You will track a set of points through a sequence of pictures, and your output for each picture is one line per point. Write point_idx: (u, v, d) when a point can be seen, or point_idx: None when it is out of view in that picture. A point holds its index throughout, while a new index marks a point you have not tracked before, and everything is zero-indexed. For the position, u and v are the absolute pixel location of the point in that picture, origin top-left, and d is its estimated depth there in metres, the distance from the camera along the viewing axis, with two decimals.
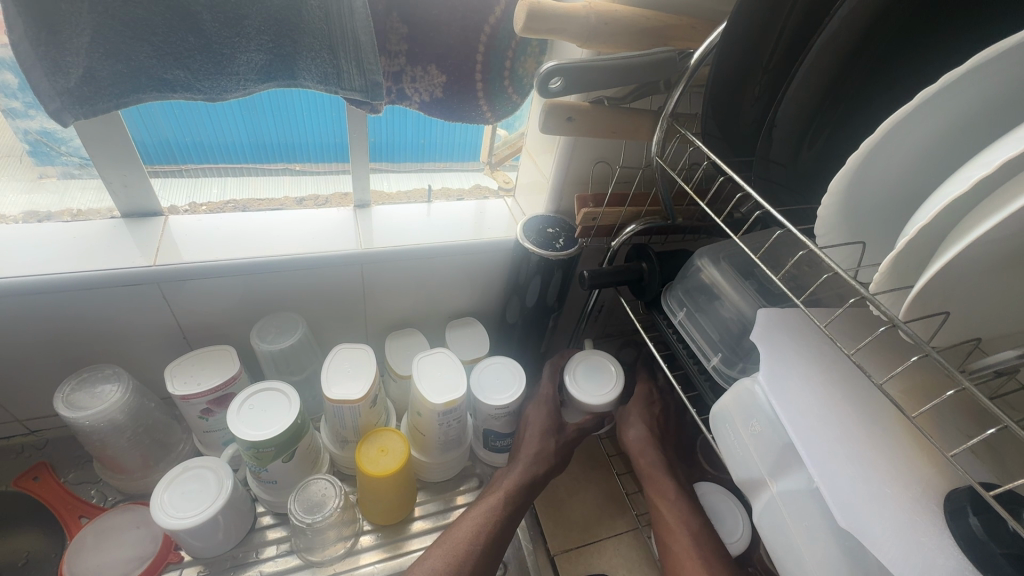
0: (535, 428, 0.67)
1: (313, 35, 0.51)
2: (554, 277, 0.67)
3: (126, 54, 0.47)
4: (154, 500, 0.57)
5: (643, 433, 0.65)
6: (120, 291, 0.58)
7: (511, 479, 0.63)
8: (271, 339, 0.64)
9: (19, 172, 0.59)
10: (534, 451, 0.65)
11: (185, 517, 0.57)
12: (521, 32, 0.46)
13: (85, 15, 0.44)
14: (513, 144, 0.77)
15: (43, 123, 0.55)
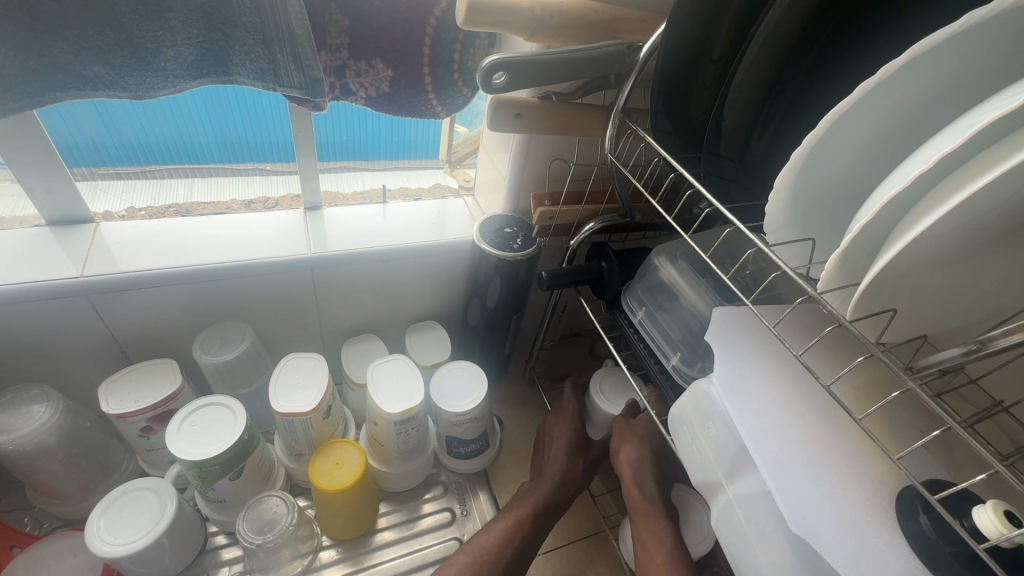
0: (559, 445, 0.66)
1: (245, 28, 0.48)
2: (513, 277, 0.65)
3: (38, 50, 0.43)
4: (90, 526, 0.54)
5: (644, 456, 0.57)
6: (45, 304, 0.54)
7: (535, 496, 0.61)
8: (216, 351, 0.60)
9: None
10: (559, 469, 0.64)
11: (123, 544, 0.53)
12: (462, 25, 0.44)
13: None
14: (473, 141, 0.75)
15: None
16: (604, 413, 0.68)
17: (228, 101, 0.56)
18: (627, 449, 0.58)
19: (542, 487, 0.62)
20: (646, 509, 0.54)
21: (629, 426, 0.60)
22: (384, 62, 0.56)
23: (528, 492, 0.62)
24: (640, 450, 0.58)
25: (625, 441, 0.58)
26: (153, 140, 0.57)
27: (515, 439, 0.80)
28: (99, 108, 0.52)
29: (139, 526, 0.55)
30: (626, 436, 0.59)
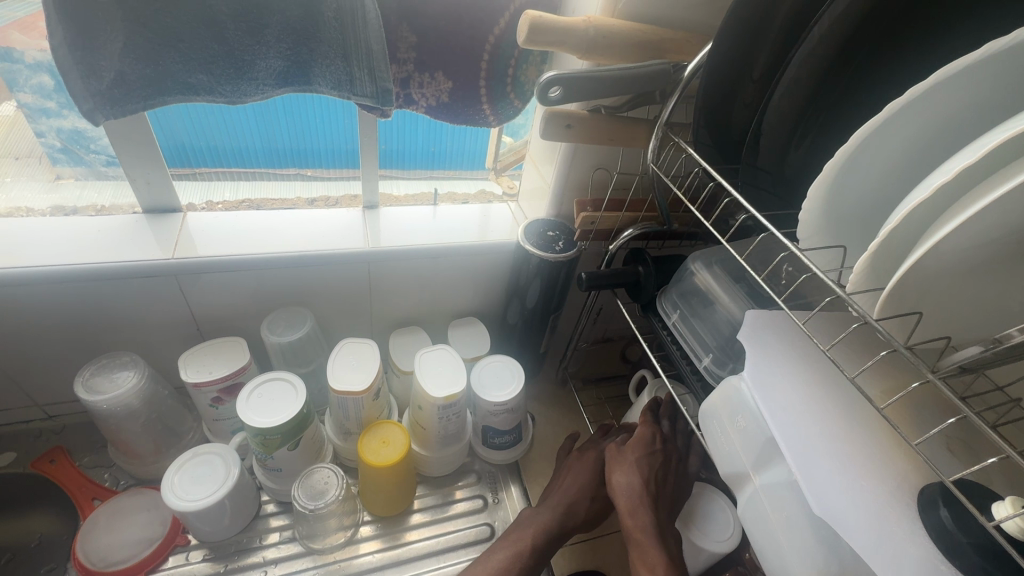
0: (573, 482, 0.67)
1: (328, 44, 0.54)
2: (554, 277, 0.70)
3: (156, 60, 0.51)
4: (165, 481, 0.60)
5: (634, 482, 0.58)
6: (142, 282, 0.61)
7: (534, 528, 0.63)
8: (281, 331, 0.66)
9: (38, 173, 0.61)
10: (564, 502, 0.65)
11: (193, 500, 0.59)
12: (523, 44, 0.49)
13: (119, 23, 0.47)
14: (518, 151, 0.80)
15: (75, 123, 0.58)
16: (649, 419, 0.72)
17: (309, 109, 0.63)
18: (619, 475, 0.59)
19: (539, 523, 0.63)
20: (645, 536, 0.54)
21: (623, 453, 0.61)
22: (445, 75, 0.62)
23: (532, 519, 0.64)
24: (634, 475, 0.59)
25: (616, 471, 0.60)
26: (240, 141, 0.64)
27: (546, 435, 0.83)
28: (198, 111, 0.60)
29: (211, 483, 0.61)
30: (618, 465, 0.60)
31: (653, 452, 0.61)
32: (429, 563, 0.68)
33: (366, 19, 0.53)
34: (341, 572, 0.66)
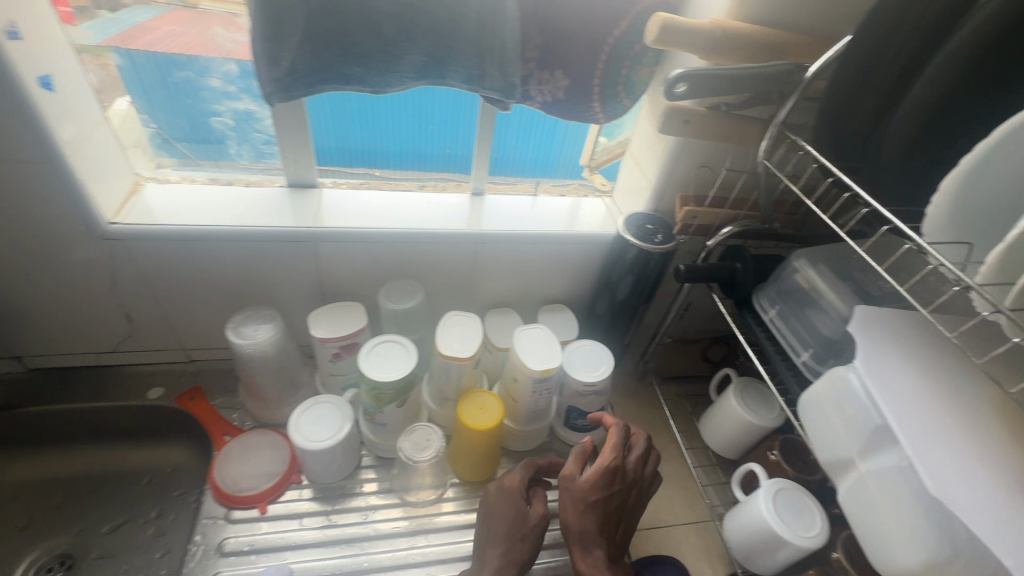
0: (523, 522, 0.62)
1: (466, 42, 0.61)
2: (649, 269, 0.73)
3: (323, 52, 0.59)
4: (291, 421, 0.68)
5: (592, 528, 0.59)
6: (286, 246, 0.70)
7: (507, 562, 0.59)
8: (396, 300, 0.73)
9: (142, 161, 0.70)
10: (502, 558, 0.60)
11: (313, 441, 0.66)
12: (651, 43, 0.53)
13: (301, 20, 0.55)
14: (613, 151, 0.84)
15: (248, 107, 0.67)
16: (736, 415, 0.73)
17: (438, 101, 0.70)
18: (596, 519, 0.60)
19: (503, 559, 0.60)
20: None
21: (592, 489, 0.60)
22: (563, 73, 0.66)
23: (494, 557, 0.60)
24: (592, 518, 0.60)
25: (576, 513, 0.59)
26: (375, 128, 0.71)
27: (624, 425, 0.85)
28: (348, 103, 0.68)
29: (332, 427, 0.68)
30: (572, 503, 0.60)
31: (603, 488, 0.60)
32: None
33: (503, 20, 0.59)
34: (427, 526, 0.71)
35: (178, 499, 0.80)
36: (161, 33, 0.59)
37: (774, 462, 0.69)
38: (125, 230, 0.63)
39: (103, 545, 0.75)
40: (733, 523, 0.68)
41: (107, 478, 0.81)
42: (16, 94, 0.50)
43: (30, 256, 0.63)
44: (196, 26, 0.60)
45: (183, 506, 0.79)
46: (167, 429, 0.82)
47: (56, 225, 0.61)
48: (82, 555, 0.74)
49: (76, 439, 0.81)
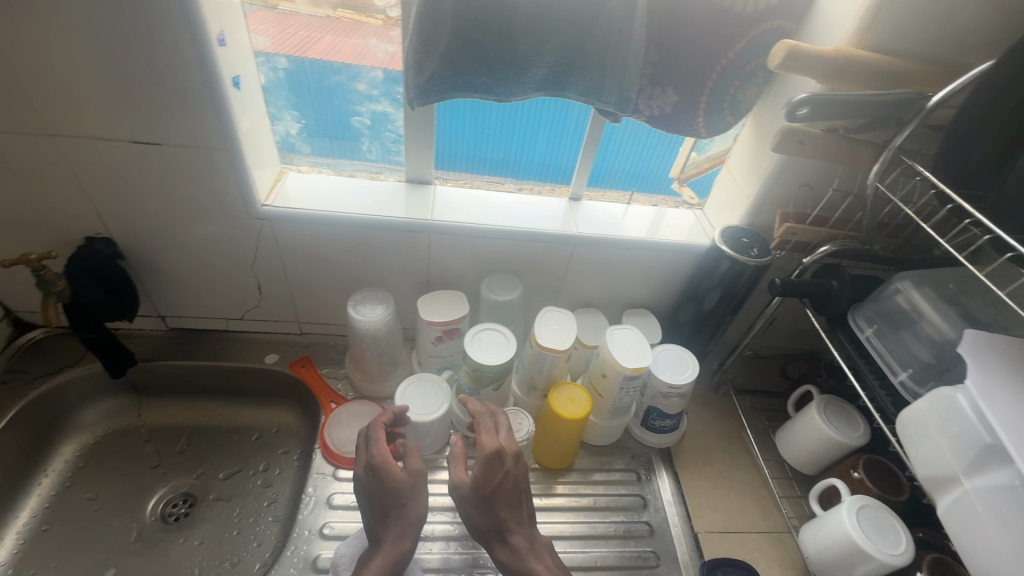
0: (405, 510, 0.63)
1: (590, 59, 0.66)
2: (741, 280, 0.76)
3: (461, 63, 0.65)
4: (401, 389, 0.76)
5: (474, 502, 0.63)
6: (405, 236, 0.77)
7: (399, 553, 0.61)
8: (497, 292, 0.79)
9: None
10: (407, 544, 0.62)
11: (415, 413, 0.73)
12: (774, 68, 0.56)
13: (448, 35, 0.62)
14: (700, 165, 0.86)
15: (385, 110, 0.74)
16: (819, 429, 0.75)
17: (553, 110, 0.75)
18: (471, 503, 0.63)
19: (397, 549, 0.61)
20: (525, 560, 0.61)
21: (486, 481, 0.63)
22: (673, 90, 0.70)
23: (393, 547, 0.61)
24: (495, 508, 0.63)
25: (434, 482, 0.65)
26: (491, 135, 0.78)
27: (698, 431, 0.88)
28: (471, 112, 0.75)
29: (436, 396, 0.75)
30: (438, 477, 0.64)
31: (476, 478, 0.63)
32: (585, 515, 0.77)
33: (628, 40, 0.63)
34: None
35: (282, 455, 0.89)
36: (329, 42, 0.67)
37: (857, 480, 0.70)
38: (274, 211, 0.72)
39: (220, 489, 0.84)
40: (811, 535, 0.70)
41: (224, 431, 0.90)
42: (216, 91, 0.59)
43: (195, 229, 0.73)
44: (359, 37, 0.67)
45: (287, 462, 0.88)
46: (277, 392, 0.92)
47: (221, 204, 0.70)
48: (202, 496, 0.83)
49: (201, 393, 0.91)
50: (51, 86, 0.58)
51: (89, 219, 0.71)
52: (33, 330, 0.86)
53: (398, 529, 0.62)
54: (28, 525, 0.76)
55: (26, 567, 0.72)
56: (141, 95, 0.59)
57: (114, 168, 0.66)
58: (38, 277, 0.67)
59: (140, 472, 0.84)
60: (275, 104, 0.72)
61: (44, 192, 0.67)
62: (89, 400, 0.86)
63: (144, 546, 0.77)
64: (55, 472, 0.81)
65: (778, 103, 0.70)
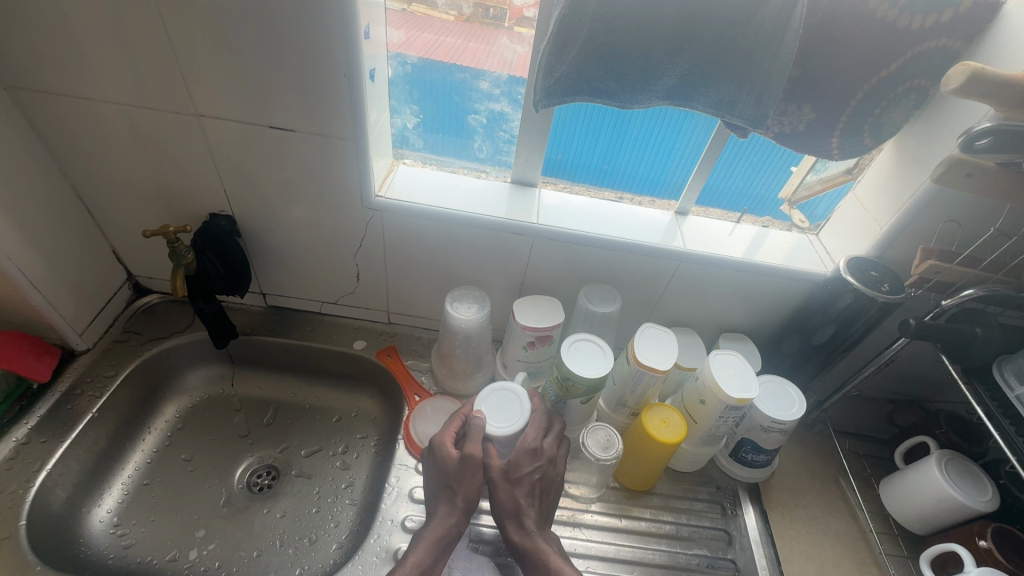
0: (452, 494, 0.65)
1: (728, 71, 0.62)
2: (864, 316, 0.70)
3: (589, 68, 0.63)
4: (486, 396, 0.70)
5: (504, 481, 0.64)
6: (508, 238, 0.76)
7: (448, 525, 0.64)
8: (596, 302, 0.77)
9: None
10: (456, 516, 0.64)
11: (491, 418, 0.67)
12: (947, 91, 0.51)
13: (581, 39, 0.60)
14: (812, 188, 0.79)
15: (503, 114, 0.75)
16: (938, 487, 0.69)
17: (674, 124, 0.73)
18: (495, 485, 0.64)
19: (445, 524, 0.64)
20: (535, 544, 0.63)
21: (515, 467, 0.64)
22: (811, 107, 0.64)
23: (440, 522, 0.64)
24: (517, 491, 0.64)
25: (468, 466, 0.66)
26: (601, 145, 0.76)
27: (789, 470, 0.83)
28: (586, 119, 0.73)
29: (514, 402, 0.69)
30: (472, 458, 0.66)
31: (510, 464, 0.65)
32: (665, 543, 0.73)
33: (775, 52, 0.59)
34: (574, 520, 0.75)
35: (360, 440, 0.90)
36: (456, 45, 0.68)
37: (983, 549, 0.63)
38: (385, 202, 0.73)
39: (301, 466, 0.87)
40: None
41: (308, 409, 0.93)
42: (355, 83, 0.61)
43: (310, 214, 0.76)
44: (487, 41, 0.68)
45: (365, 448, 0.89)
46: (361, 378, 0.93)
47: (338, 191, 0.72)
48: (285, 471, 0.86)
49: (290, 370, 0.95)
50: (205, 68, 0.60)
51: (217, 195, 0.74)
52: (148, 294, 0.91)
53: (449, 504, 0.65)
54: (132, 478, 0.80)
55: (128, 517, 0.77)
56: (285, 82, 0.62)
57: (248, 150, 0.69)
58: (172, 248, 0.72)
59: (230, 440, 0.88)
60: (399, 96, 0.74)
61: (182, 168, 0.71)
62: (192, 365, 0.91)
63: (232, 512, 0.80)
64: (157, 430, 0.85)
65: (936, 128, 0.64)
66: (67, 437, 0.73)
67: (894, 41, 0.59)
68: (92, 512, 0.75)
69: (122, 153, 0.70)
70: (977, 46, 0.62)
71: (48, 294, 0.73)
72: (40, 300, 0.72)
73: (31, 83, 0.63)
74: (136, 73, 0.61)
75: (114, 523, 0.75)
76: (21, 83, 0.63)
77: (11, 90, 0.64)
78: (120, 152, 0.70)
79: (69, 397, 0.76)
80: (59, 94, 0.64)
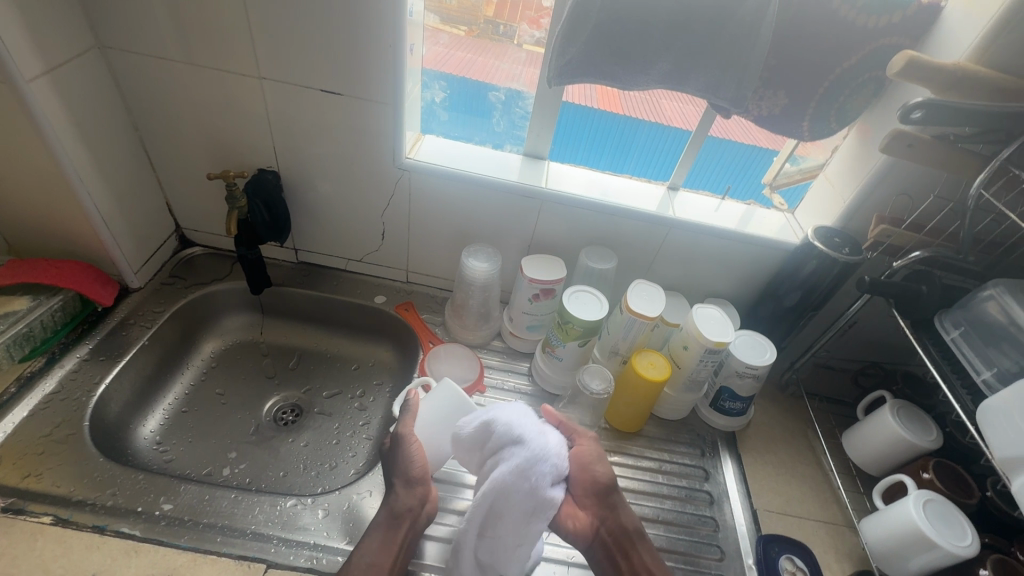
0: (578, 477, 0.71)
1: (713, 58, 0.73)
2: (828, 278, 0.80)
3: (596, 51, 0.74)
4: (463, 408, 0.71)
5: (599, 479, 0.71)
6: (520, 201, 0.87)
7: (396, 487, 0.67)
8: (595, 261, 0.88)
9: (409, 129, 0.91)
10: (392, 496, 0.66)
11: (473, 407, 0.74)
12: (892, 75, 0.62)
13: (590, 25, 0.71)
14: (793, 176, 0.93)
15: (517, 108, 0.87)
16: (890, 429, 0.78)
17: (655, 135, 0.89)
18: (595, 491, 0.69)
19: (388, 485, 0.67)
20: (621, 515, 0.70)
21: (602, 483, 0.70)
22: (784, 93, 0.75)
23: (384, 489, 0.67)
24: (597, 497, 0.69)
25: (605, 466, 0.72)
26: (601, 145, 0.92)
27: (763, 422, 0.92)
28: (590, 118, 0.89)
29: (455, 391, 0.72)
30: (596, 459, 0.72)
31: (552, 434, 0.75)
32: (649, 476, 0.82)
33: (753, 41, 0.70)
34: None
35: (376, 386, 0.99)
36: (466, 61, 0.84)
37: (926, 479, 0.73)
38: (414, 163, 0.83)
39: (323, 405, 0.95)
40: (871, 524, 0.73)
41: (329, 357, 1.03)
42: (400, 55, 0.72)
43: (347, 173, 0.86)
44: (491, 57, 0.83)
45: (380, 392, 0.98)
46: (378, 331, 1.03)
47: (374, 153, 0.83)
48: (308, 408, 0.94)
49: (314, 322, 1.04)
50: (273, 37, 0.72)
51: (267, 153, 0.85)
52: (191, 247, 1.01)
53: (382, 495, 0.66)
54: (172, 404, 0.89)
55: (169, 437, 0.85)
56: (337, 52, 0.73)
57: (300, 112, 0.79)
58: (229, 192, 0.82)
59: (259, 379, 0.97)
60: (430, 73, 0.85)
61: (240, 126, 0.82)
62: (228, 311, 1.00)
63: (260, 439, 0.88)
64: (194, 367, 0.94)
65: (891, 112, 0.75)
66: (122, 358, 0.82)
67: (853, 36, 0.70)
68: (139, 429, 0.83)
69: (189, 110, 0.81)
70: (925, 44, 0.72)
71: (114, 231, 0.83)
72: (108, 236, 0.82)
73: (123, 45, 0.74)
74: (212, 39, 0.72)
75: (156, 440, 0.84)
76: (114, 44, 0.74)
77: (104, 49, 0.75)
78: (188, 110, 0.81)
79: (122, 327, 0.86)
80: (142, 54, 0.75)
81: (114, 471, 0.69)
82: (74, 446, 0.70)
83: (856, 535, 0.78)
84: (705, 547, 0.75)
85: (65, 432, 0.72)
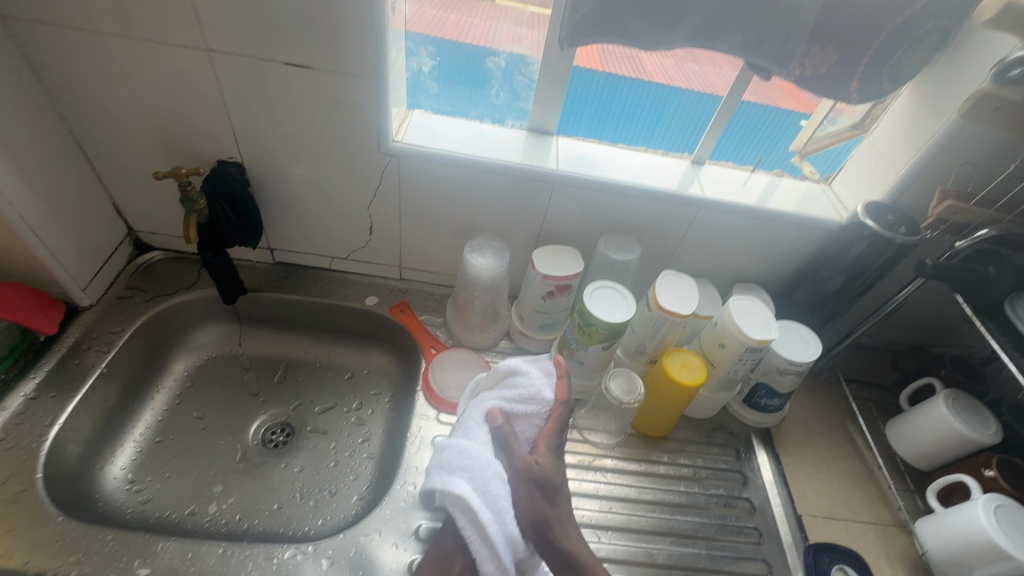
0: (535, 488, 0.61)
1: (755, 8, 0.60)
2: (880, 259, 0.71)
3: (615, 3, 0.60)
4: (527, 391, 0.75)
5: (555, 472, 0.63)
6: (529, 185, 0.75)
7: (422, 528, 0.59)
8: (616, 251, 0.78)
9: None
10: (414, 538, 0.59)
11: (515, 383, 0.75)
12: None
13: None
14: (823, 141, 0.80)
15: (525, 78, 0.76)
16: (945, 423, 0.71)
17: (681, 105, 0.75)
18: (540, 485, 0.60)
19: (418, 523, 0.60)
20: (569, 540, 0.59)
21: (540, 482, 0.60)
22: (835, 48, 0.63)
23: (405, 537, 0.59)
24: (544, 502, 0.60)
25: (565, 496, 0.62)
26: (613, 117, 0.79)
27: (799, 415, 0.85)
28: (604, 88, 0.75)
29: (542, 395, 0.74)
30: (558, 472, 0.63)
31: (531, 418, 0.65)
32: (684, 485, 0.75)
33: None
34: (593, 465, 0.75)
35: (374, 396, 0.89)
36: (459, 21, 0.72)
37: (989, 478, 0.66)
38: (403, 147, 0.71)
39: (316, 422, 0.85)
40: (929, 529, 0.67)
41: (319, 367, 0.92)
42: (379, 17, 0.59)
43: (324, 160, 0.73)
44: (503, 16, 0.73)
45: (378, 403, 0.88)
46: (372, 335, 0.92)
47: (354, 135, 0.70)
48: (300, 427, 0.84)
49: (298, 328, 0.93)
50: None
51: (226, 142, 0.72)
52: (150, 251, 0.88)
53: None
54: (144, 435, 0.78)
55: (143, 473, 0.75)
56: (302, 14, 0.59)
57: (260, 90, 0.66)
58: (184, 193, 0.70)
59: (241, 398, 0.86)
60: (415, 37, 0.71)
61: (187, 109, 0.68)
62: (198, 323, 0.88)
63: (248, 467, 0.78)
64: (165, 390, 0.83)
65: (959, 69, 0.65)
66: (76, 393, 0.71)
67: None
68: (107, 468, 0.73)
69: (125, 93, 0.67)
70: None
71: (50, 244, 0.70)
72: (43, 251, 0.69)
73: (27, 14, 0.59)
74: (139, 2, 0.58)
75: (128, 480, 0.74)
76: (17, 13, 0.59)
77: (5, 20, 0.60)
78: (122, 92, 0.67)
79: (75, 354, 0.74)
80: (54, 24, 0.60)
81: (77, 533, 0.59)
82: (26, 507, 0.60)
83: (907, 536, 0.72)
84: (748, 562, 0.69)
85: (15, 489, 0.61)
